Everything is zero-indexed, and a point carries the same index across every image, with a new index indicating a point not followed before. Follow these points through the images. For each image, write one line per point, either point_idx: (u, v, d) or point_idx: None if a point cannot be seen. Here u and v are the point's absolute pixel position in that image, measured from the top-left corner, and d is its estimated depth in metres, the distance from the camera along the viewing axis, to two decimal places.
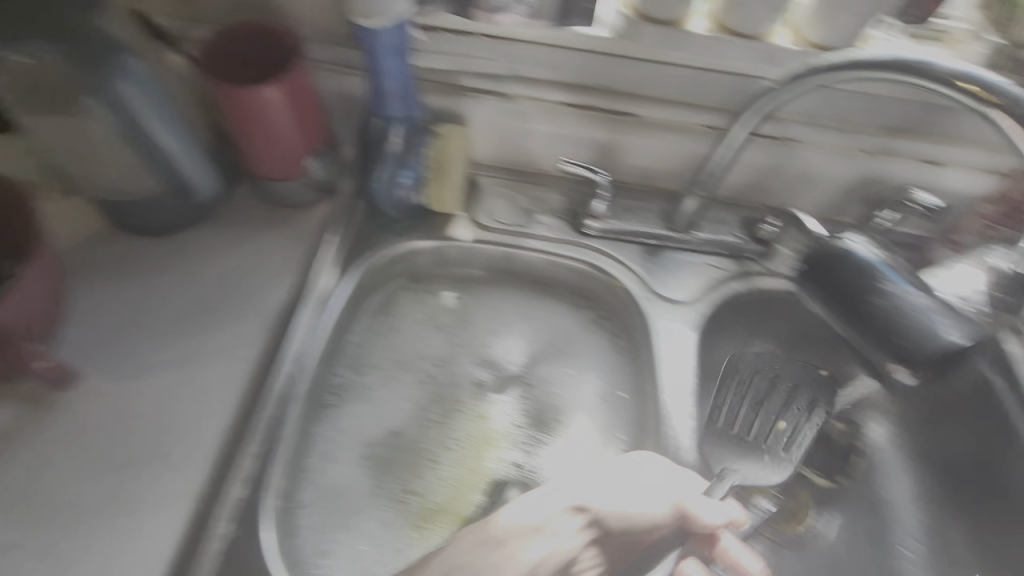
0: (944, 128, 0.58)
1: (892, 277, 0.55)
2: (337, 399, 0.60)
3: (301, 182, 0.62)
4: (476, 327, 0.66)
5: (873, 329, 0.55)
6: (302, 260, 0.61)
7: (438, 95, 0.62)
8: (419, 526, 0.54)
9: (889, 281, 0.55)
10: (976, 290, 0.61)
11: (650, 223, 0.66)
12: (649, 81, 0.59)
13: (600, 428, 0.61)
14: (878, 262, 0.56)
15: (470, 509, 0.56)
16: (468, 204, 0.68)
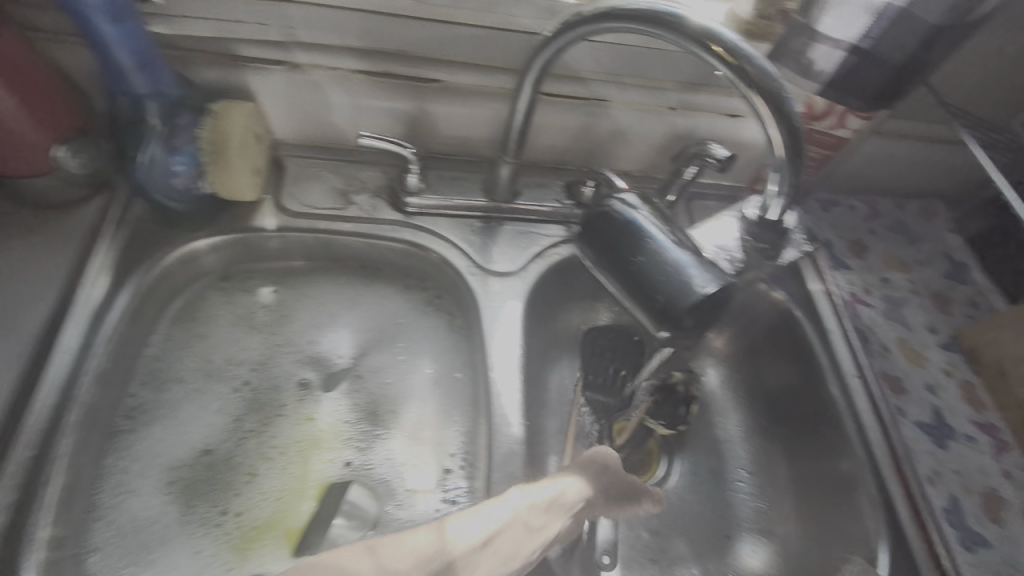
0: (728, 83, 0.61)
1: (653, 233, 0.45)
2: (132, 422, 0.53)
3: (54, 176, 0.53)
4: (297, 322, 0.61)
5: (651, 308, 0.44)
6: (68, 267, 0.53)
7: (210, 67, 0.55)
8: (241, 538, 0.50)
9: (650, 240, 0.45)
10: (733, 239, 0.53)
11: (470, 195, 0.63)
12: (444, 43, 0.56)
13: (437, 412, 0.58)
14: (648, 225, 0.46)
15: (294, 518, 0.52)
16: (274, 187, 0.62)
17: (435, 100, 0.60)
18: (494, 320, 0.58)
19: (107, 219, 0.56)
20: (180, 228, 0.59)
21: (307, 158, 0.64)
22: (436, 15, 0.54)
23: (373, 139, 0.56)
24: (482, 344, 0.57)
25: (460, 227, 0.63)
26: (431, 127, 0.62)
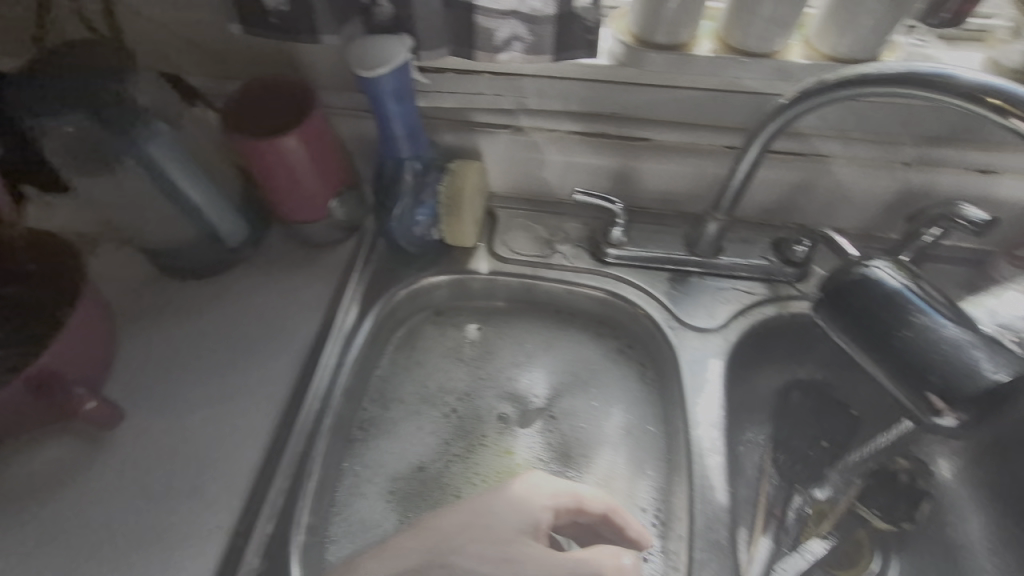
0: (988, 137, 0.54)
1: (923, 306, 0.45)
2: (364, 434, 0.61)
3: (324, 223, 0.64)
4: (499, 359, 0.66)
5: (921, 390, 0.44)
6: (330, 297, 0.64)
7: (448, 131, 0.63)
8: None
9: (920, 314, 0.45)
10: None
11: (669, 248, 0.64)
12: (660, 105, 0.58)
13: (628, 463, 0.59)
14: (910, 293, 0.46)
15: None
16: (488, 236, 0.68)
17: (644, 158, 0.62)
18: (697, 378, 0.57)
19: (357, 259, 0.66)
20: (409, 269, 0.67)
21: (515, 209, 0.69)
22: (658, 81, 0.56)
23: (585, 195, 0.59)
24: (682, 402, 0.57)
25: (656, 280, 0.64)
26: (635, 183, 0.64)
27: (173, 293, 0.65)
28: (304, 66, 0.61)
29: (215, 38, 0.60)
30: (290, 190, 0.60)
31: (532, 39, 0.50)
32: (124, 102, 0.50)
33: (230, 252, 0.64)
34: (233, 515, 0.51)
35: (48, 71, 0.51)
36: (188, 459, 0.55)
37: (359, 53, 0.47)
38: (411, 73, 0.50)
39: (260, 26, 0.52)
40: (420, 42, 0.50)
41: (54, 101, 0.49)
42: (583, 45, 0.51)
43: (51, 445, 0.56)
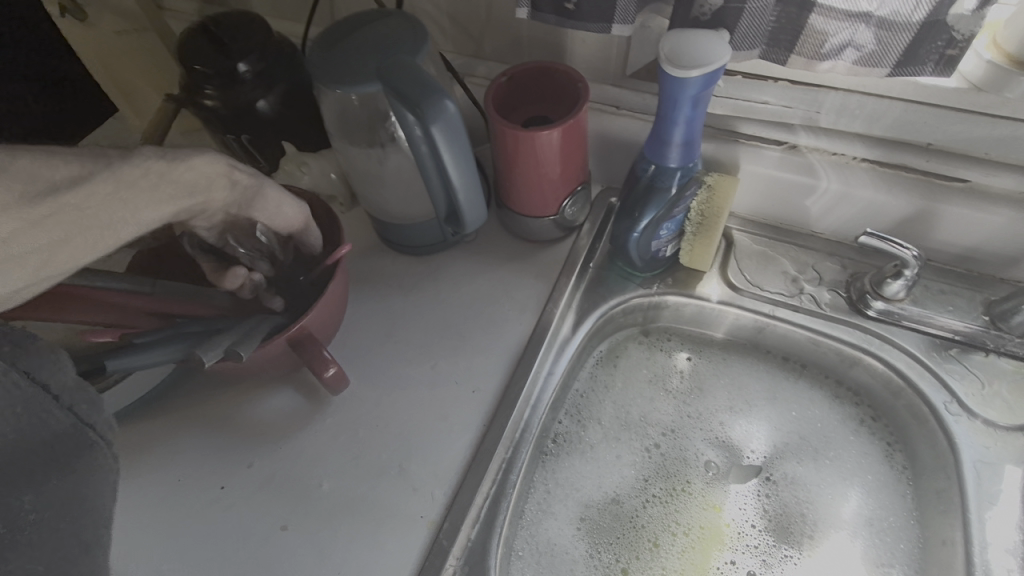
0: None
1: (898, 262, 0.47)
2: (557, 449, 0.57)
3: (550, 220, 0.59)
4: (711, 399, 0.59)
5: None
6: (543, 297, 0.59)
7: (708, 140, 0.55)
8: None
9: (668, 130, 0.47)
10: None
11: (962, 317, 0.54)
12: (999, 143, 0.47)
13: (864, 558, 0.51)
14: (682, 83, 0.42)
15: None
16: (720, 259, 0.60)
17: (954, 203, 0.50)
18: (984, 487, 0.48)
19: (576, 261, 0.61)
20: (629, 283, 0.61)
21: (758, 235, 0.61)
22: (1012, 113, 0.45)
23: (875, 238, 0.49)
24: (961, 511, 0.48)
25: (928, 348, 0.54)
26: (928, 230, 0.53)
27: (385, 264, 0.64)
28: (569, 52, 0.57)
29: (480, 16, 0.58)
30: (531, 187, 0.56)
31: (875, 48, 0.42)
32: (419, 72, 0.45)
33: (451, 236, 0.62)
34: (437, 509, 0.49)
35: (355, 33, 0.50)
36: (393, 440, 0.53)
37: (671, 49, 0.42)
38: (720, 77, 0.43)
39: (547, 10, 0.48)
40: (733, 39, 0.44)
41: (359, 69, 0.47)
42: (934, 61, 0.42)
43: (269, 394, 0.57)
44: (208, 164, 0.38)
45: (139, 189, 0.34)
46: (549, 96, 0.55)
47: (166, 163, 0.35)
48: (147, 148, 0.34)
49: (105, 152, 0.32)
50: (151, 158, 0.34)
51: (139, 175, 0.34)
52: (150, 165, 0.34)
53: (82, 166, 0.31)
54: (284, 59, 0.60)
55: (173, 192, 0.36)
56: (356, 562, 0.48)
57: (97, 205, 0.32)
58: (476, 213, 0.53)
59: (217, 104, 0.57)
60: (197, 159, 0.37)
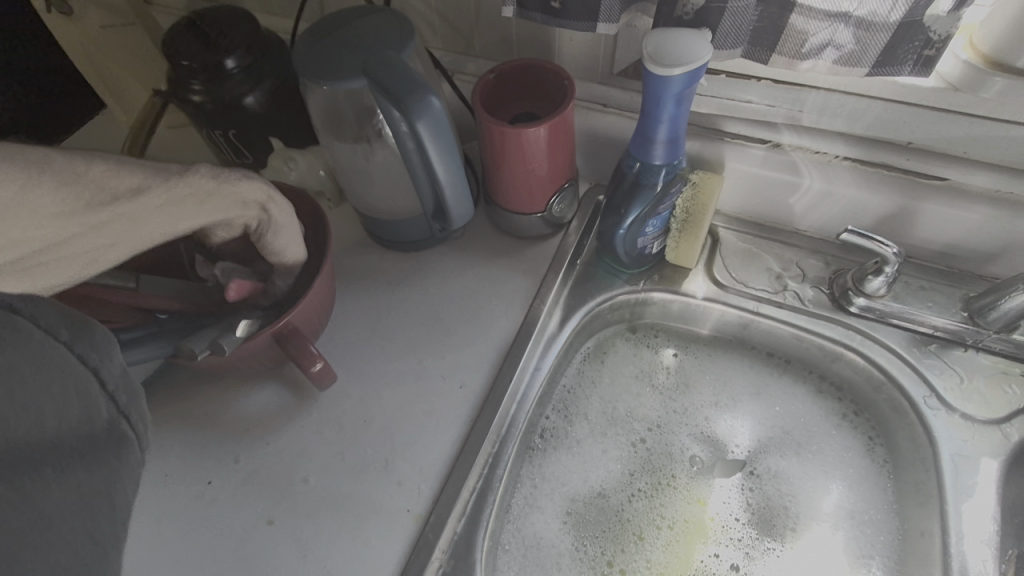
0: None
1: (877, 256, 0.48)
2: (544, 444, 0.57)
3: (538, 216, 0.60)
4: (697, 395, 0.60)
5: None
6: (530, 293, 0.60)
7: (694, 138, 0.56)
8: None
9: (656, 131, 0.48)
10: None
11: (942, 313, 0.55)
12: (977, 143, 0.48)
13: (844, 550, 0.52)
14: (666, 82, 0.43)
15: None
16: (706, 256, 0.61)
17: (934, 202, 0.51)
18: (961, 480, 0.49)
19: (564, 258, 0.61)
20: (616, 279, 0.61)
21: (743, 232, 0.61)
22: (988, 112, 0.46)
23: (856, 235, 0.50)
24: (938, 503, 0.49)
25: (909, 344, 0.55)
26: (908, 227, 0.54)
27: (374, 260, 0.65)
28: (556, 50, 0.57)
29: (469, 13, 0.58)
30: (519, 184, 0.56)
31: (855, 47, 0.43)
32: (404, 68, 0.45)
33: (439, 232, 0.62)
34: (422, 503, 0.50)
35: (342, 30, 0.50)
36: (380, 435, 0.53)
37: (654, 48, 0.42)
38: (702, 76, 0.44)
39: (534, 8, 0.49)
40: (716, 38, 0.45)
41: (345, 65, 0.47)
42: (912, 61, 0.43)
43: (255, 390, 0.57)
44: (251, 189, 0.41)
45: (185, 204, 0.36)
46: (536, 93, 0.55)
47: (216, 183, 0.38)
48: (204, 168, 0.37)
49: (166, 168, 0.35)
50: (204, 177, 0.37)
51: (190, 193, 0.36)
52: (201, 183, 0.37)
53: (141, 180, 0.33)
54: (272, 54, 0.60)
55: (212, 204, 0.39)
56: (342, 556, 0.48)
57: (140, 216, 0.34)
58: (462, 210, 0.54)
59: (205, 99, 0.57)
60: (243, 182, 0.40)
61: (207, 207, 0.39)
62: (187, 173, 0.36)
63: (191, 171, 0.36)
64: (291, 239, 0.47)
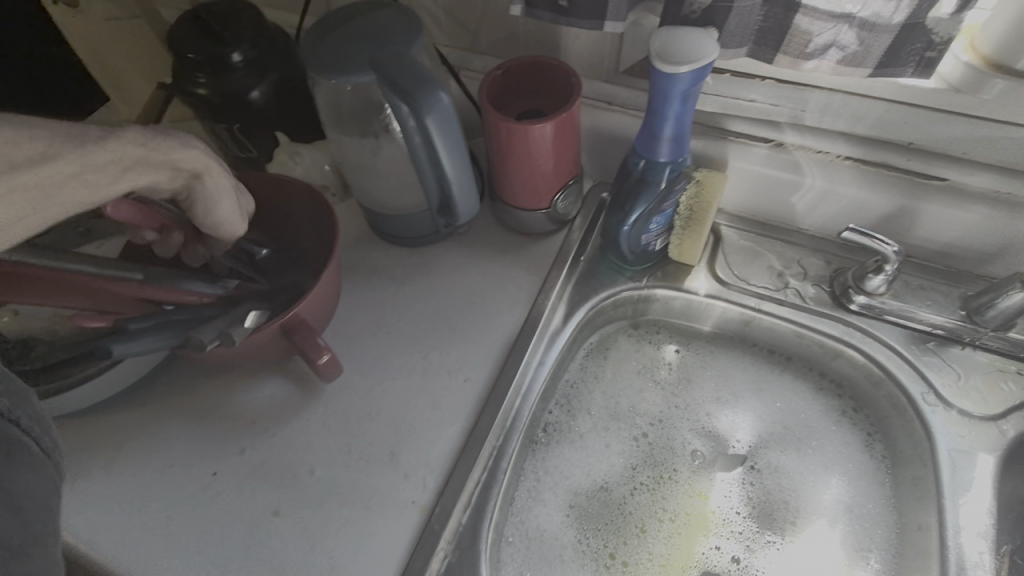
0: None
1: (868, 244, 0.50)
2: (548, 438, 0.58)
3: (542, 213, 0.60)
4: (698, 390, 0.61)
5: None
6: (534, 289, 0.60)
7: (697, 137, 0.57)
8: None
9: (664, 125, 0.48)
10: None
11: (941, 312, 0.55)
12: (977, 143, 0.48)
13: (844, 544, 0.53)
14: (675, 79, 0.43)
15: None
16: (709, 254, 0.62)
17: (933, 202, 0.52)
18: (959, 475, 0.50)
19: (568, 254, 0.62)
20: (619, 276, 0.62)
21: (745, 231, 0.62)
22: (988, 113, 0.47)
23: (857, 233, 0.50)
24: (936, 497, 0.50)
25: (907, 341, 0.55)
26: (908, 226, 0.55)
27: (378, 255, 0.65)
28: (562, 48, 0.58)
29: (475, 11, 0.59)
30: (523, 180, 0.57)
31: (858, 48, 0.44)
32: (414, 64, 0.45)
33: (445, 228, 0.63)
34: (427, 495, 0.50)
35: (352, 25, 0.50)
36: (385, 428, 0.54)
37: (662, 45, 0.43)
38: (709, 74, 0.44)
39: (542, 7, 0.49)
40: (722, 37, 0.46)
41: (354, 60, 0.48)
42: (915, 62, 0.44)
43: (261, 383, 0.57)
44: (187, 159, 0.37)
45: (106, 173, 0.33)
46: (543, 91, 0.56)
47: (144, 150, 0.34)
48: (130, 133, 0.34)
49: (85, 131, 0.31)
50: (132, 144, 0.33)
51: (112, 160, 0.33)
52: (127, 151, 0.33)
53: (51, 145, 0.30)
54: (278, 49, 0.60)
55: (135, 167, 0.35)
56: (347, 547, 0.48)
57: (56, 187, 0.31)
58: (468, 204, 0.54)
59: (210, 92, 0.58)
60: (178, 151, 0.37)
61: (133, 170, 0.34)
62: (110, 139, 0.32)
63: (116, 136, 0.33)
64: (231, 214, 0.43)
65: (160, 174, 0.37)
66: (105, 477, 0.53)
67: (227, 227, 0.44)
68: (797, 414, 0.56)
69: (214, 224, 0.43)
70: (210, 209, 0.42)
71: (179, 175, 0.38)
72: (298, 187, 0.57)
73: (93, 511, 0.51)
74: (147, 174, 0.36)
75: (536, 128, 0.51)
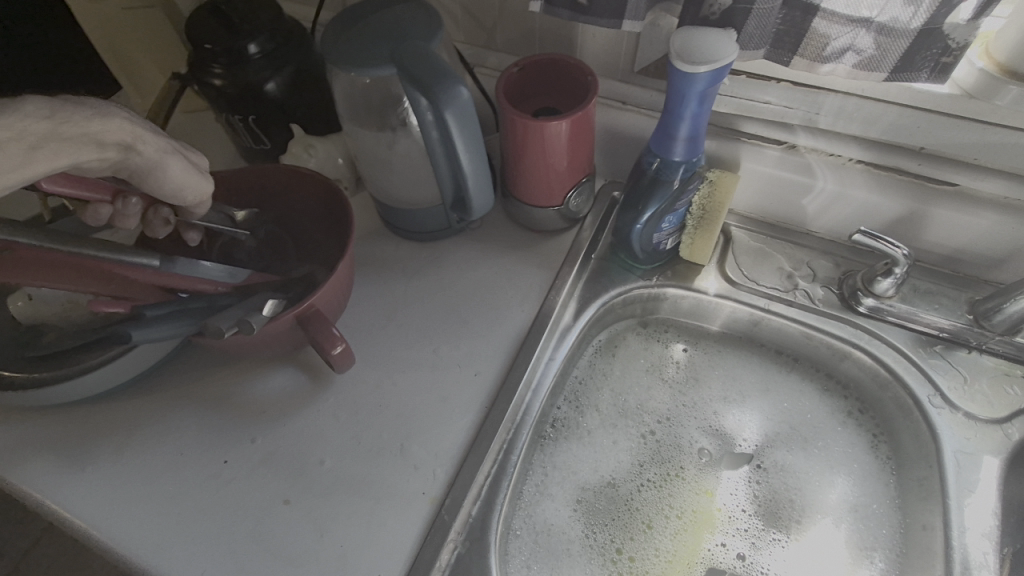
0: None
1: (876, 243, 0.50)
2: (556, 433, 0.58)
3: (554, 210, 0.61)
4: (706, 389, 0.61)
5: None
6: (544, 285, 0.61)
7: (711, 138, 0.57)
8: None
9: (679, 124, 0.49)
10: None
11: (949, 315, 0.56)
12: (988, 149, 0.49)
13: (848, 543, 0.53)
14: (693, 79, 0.44)
15: None
16: (719, 254, 0.62)
17: (943, 206, 0.53)
18: (963, 477, 0.50)
19: (579, 252, 0.62)
20: (630, 274, 0.62)
21: (756, 232, 0.63)
22: (1001, 120, 0.47)
23: (867, 236, 0.51)
24: (941, 498, 0.50)
25: (914, 344, 0.56)
26: (918, 230, 0.56)
27: (390, 249, 0.65)
28: (577, 47, 0.58)
29: (492, 7, 0.59)
30: (537, 177, 0.57)
31: (874, 52, 0.44)
32: (435, 58, 0.46)
33: (457, 223, 0.63)
34: (436, 487, 0.51)
35: (372, 19, 0.51)
36: (396, 419, 0.54)
37: (682, 45, 0.43)
38: (726, 74, 0.45)
39: (561, 5, 0.50)
40: (740, 38, 0.46)
41: (374, 53, 0.48)
42: (929, 68, 0.44)
43: (273, 373, 0.58)
44: (107, 130, 0.35)
45: (7, 153, 0.31)
46: (559, 89, 0.56)
47: (50, 124, 0.32)
48: (29, 105, 0.31)
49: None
50: (33, 117, 0.31)
51: (10, 137, 0.30)
52: (31, 125, 0.31)
53: None
54: (295, 41, 0.60)
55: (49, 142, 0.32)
56: (357, 536, 0.49)
57: None
58: (484, 200, 0.54)
59: (225, 82, 0.58)
60: (95, 122, 0.34)
61: (48, 147, 0.32)
62: (1, 111, 0.30)
63: (10, 109, 0.30)
64: (185, 175, 0.41)
65: (79, 149, 0.34)
66: (115, 463, 0.53)
67: (191, 190, 0.42)
68: (802, 414, 0.57)
69: (171, 189, 0.41)
70: (165, 178, 0.40)
71: (109, 147, 0.36)
72: (313, 179, 0.57)
73: (103, 496, 0.51)
74: (67, 150, 0.34)
75: (553, 125, 0.51)
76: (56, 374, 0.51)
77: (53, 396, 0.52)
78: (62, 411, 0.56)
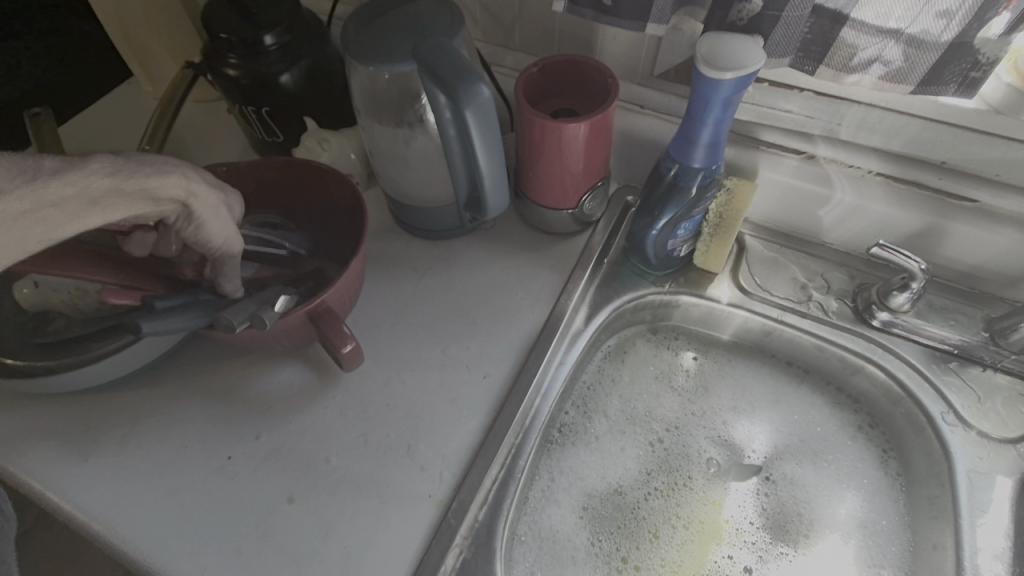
0: None
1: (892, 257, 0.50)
2: (563, 438, 0.58)
3: (568, 213, 0.60)
4: (715, 399, 0.61)
5: None
6: (556, 289, 0.60)
7: (730, 145, 0.56)
8: None
9: (699, 130, 0.48)
10: None
11: (962, 332, 0.56)
12: (1011, 166, 0.48)
13: (856, 559, 0.53)
14: (717, 83, 0.43)
15: None
16: (732, 262, 0.62)
17: (963, 222, 0.52)
18: (975, 496, 0.50)
19: (591, 256, 0.62)
20: (641, 280, 0.62)
21: (770, 241, 0.62)
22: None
23: (885, 250, 0.50)
24: (953, 517, 0.50)
25: (927, 359, 0.55)
26: (936, 245, 0.55)
27: (401, 247, 0.65)
28: (597, 49, 0.58)
29: (512, 5, 0.58)
30: (553, 179, 0.57)
31: (902, 63, 0.44)
32: (456, 54, 0.45)
33: (468, 223, 0.63)
34: (443, 490, 0.50)
35: (392, 14, 0.50)
36: (403, 420, 0.54)
37: (708, 50, 0.43)
38: (751, 81, 0.44)
39: (584, 4, 0.49)
40: (766, 45, 0.46)
41: (394, 48, 0.47)
42: (957, 81, 0.44)
43: (280, 368, 0.57)
44: (165, 187, 0.36)
45: (66, 208, 0.32)
46: (579, 90, 0.56)
47: (113, 181, 0.33)
48: (95, 164, 0.32)
49: (38, 165, 0.30)
50: (97, 175, 0.32)
51: (73, 195, 0.31)
52: (93, 182, 0.32)
53: None
54: (311, 34, 0.60)
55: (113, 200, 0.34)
56: (361, 536, 0.48)
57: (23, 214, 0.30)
58: (498, 201, 0.54)
59: (240, 73, 0.57)
60: (154, 178, 0.35)
61: (109, 204, 0.34)
62: (68, 172, 0.31)
63: (75, 169, 0.31)
64: (226, 228, 0.42)
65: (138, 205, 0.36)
66: (119, 456, 0.52)
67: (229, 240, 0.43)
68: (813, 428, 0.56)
69: (211, 236, 0.42)
70: (208, 224, 0.41)
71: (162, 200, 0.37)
72: (326, 172, 0.56)
73: (105, 489, 0.50)
74: (124, 204, 0.35)
75: (570, 128, 0.51)
76: (65, 362, 0.51)
77: (60, 383, 0.51)
78: (66, 399, 0.55)
